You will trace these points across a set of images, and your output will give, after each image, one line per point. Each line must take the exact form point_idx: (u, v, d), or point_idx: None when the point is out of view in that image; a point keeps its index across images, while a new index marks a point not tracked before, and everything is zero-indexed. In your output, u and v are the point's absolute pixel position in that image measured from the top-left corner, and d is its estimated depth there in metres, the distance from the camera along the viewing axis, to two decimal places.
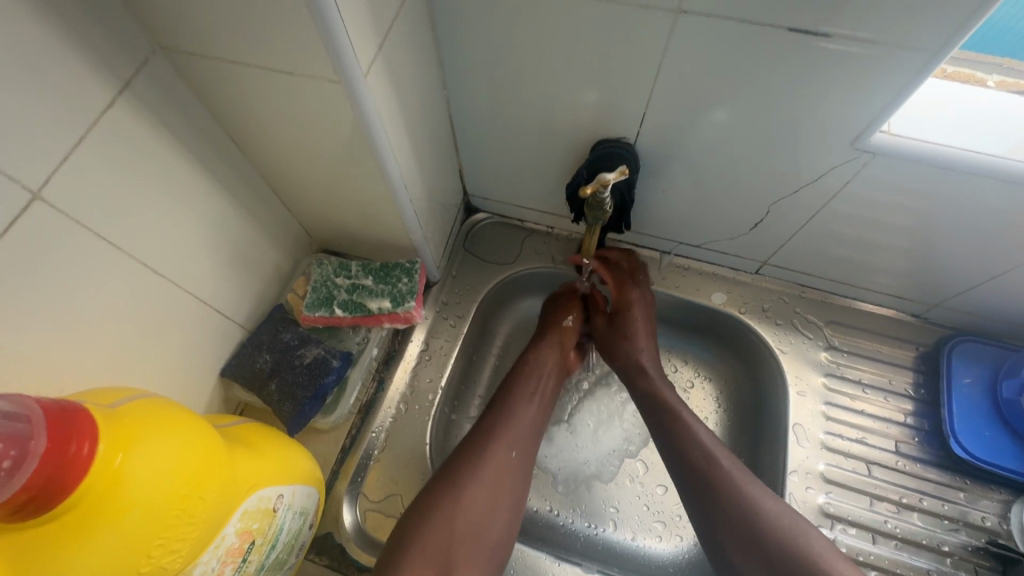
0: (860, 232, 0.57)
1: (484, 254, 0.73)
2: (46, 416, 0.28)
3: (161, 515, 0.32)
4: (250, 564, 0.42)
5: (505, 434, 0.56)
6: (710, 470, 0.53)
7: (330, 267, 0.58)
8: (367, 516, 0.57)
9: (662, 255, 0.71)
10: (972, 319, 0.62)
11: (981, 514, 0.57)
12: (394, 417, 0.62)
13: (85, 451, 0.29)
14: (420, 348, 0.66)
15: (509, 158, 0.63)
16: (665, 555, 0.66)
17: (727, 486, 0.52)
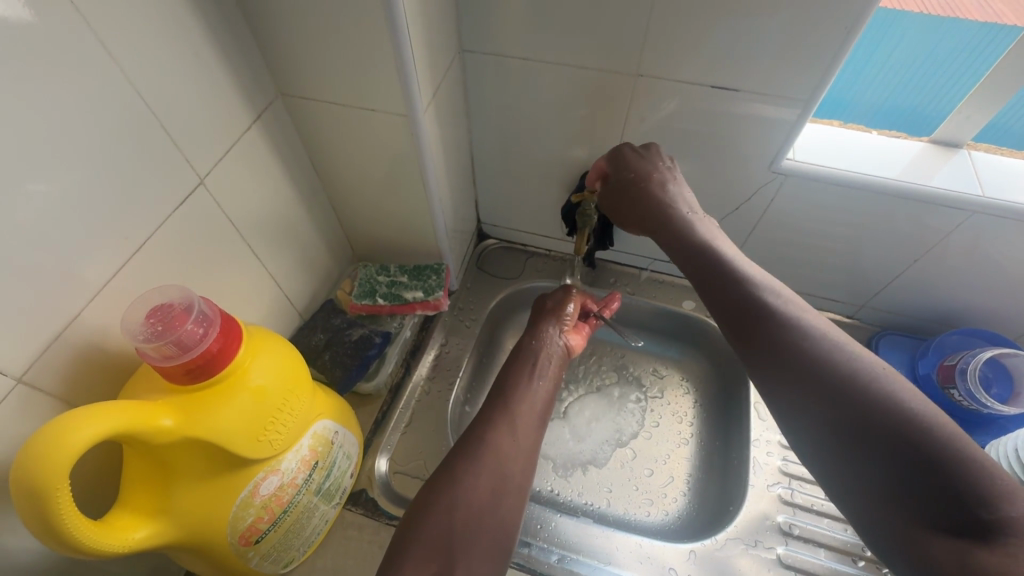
0: (792, 243, 0.72)
1: (493, 271, 0.88)
2: (221, 312, 0.41)
3: (276, 397, 0.44)
4: (313, 481, 0.52)
5: (500, 423, 0.58)
6: (794, 343, 0.43)
7: (373, 269, 0.73)
8: (394, 477, 0.67)
9: (641, 271, 0.87)
10: (894, 316, 0.77)
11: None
12: (418, 397, 0.74)
13: (213, 348, 0.39)
14: (441, 343, 0.79)
15: (516, 190, 0.80)
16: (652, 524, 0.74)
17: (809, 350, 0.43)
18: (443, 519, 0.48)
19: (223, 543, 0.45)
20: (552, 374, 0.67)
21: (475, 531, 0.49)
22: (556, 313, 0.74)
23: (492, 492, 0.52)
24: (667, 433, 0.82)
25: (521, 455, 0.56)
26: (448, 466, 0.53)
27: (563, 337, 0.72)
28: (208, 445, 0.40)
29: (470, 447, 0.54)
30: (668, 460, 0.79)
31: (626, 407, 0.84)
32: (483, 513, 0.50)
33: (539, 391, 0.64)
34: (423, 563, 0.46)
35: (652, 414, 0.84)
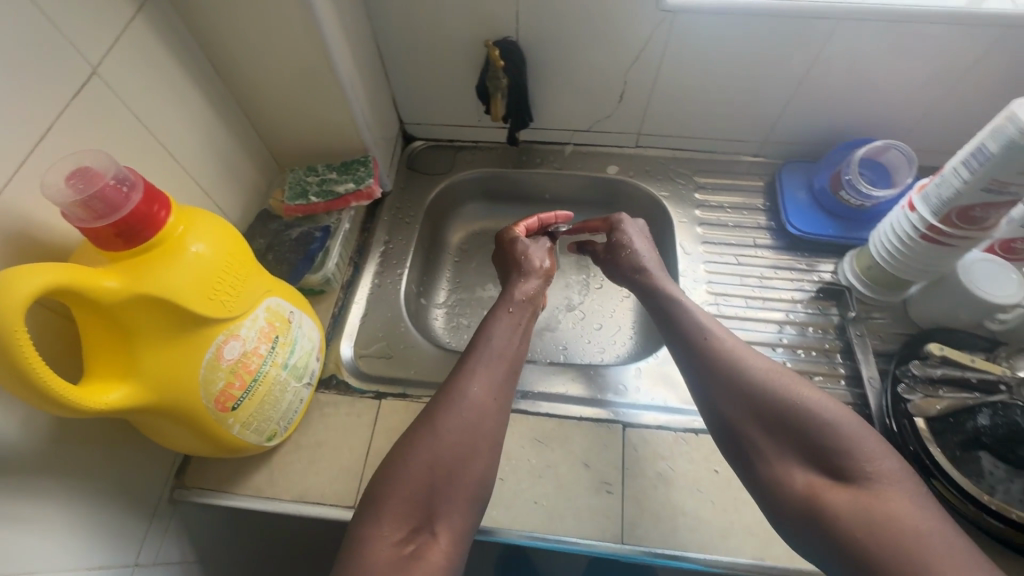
0: (694, 88, 0.77)
1: (425, 170, 0.90)
2: (144, 177, 0.42)
3: (220, 262, 0.46)
4: (277, 355, 0.56)
5: (471, 374, 0.59)
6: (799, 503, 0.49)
7: (301, 172, 0.73)
8: (361, 361, 0.71)
9: (565, 146, 0.90)
10: (794, 146, 0.84)
11: (815, 275, 0.77)
12: (371, 291, 0.77)
13: (141, 209, 0.40)
14: (385, 241, 0.82)
15: (430, 80, 0.81)
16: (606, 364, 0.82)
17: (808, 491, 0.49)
18: (411, 480, 0.52)
19: (196, 408, 0.48)
20: (523, 330, 0.66)
21: (445, 490, 0.52)
22: (530, 253, 0.74)
23: (459, 455, 0.54)
24: (610, 291, 0.89)
25: (493, 399, 0.58)
26: (416, 434, 0.55)
27: (529, 280, 0.71)
28: (161, 305, 0.42)
29: (442, 408, 0.56)
30: (614, 313, 0.87)
31: (571, 276, 0.91)
32: (452, 472, 0.53)
33: (501, 342, 0.63)
34: (396, 519, 0.50)
35: (595, 277, 0.90)
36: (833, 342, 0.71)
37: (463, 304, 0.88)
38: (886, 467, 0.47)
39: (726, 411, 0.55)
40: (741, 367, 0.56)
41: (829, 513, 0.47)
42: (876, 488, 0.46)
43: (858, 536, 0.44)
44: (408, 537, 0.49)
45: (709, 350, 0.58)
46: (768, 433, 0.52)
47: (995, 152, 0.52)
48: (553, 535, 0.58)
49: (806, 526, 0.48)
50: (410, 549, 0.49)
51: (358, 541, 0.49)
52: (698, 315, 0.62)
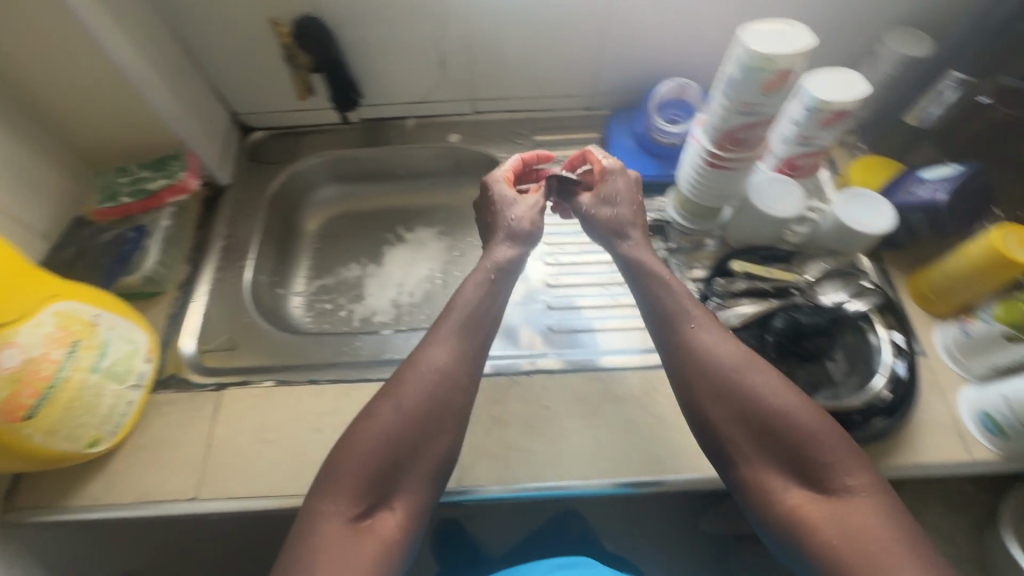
0: (507, 48, 0.79)
1: (266, 159, 0.89)
2: None
3: None
4: (81, 358, 0.54)
5: (431, 349, 0.57)
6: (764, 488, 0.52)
7: (114, 175, 0.73)
8: (204, 356, 0.70)
9: (406, 120, 0.91)
10: (619, 95, 0.88)
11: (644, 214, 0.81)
12: (213, 286, 0.76)
13: None
14: (226, 235, 0.80)
15: (247, 67, 0.79)
16: None
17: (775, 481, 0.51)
18: (361, 459, 0.51)
19: None
20: (500, 297, 0.62)
21: (402, 471, 0.52)
22: (513, 211, 0.67)
23: (431, 426, 0.54)
24: (470, 257, 0.92)
25: (456, 382, 0.56)
26: (371, 414, 0.53)
27: (501, 244, 0.65)
28: None
29: (400, 391, 0.55)
30: None
31: (431, 247, 0.94)
32: (414, 451, 0.53)
33: (466, 301, 0.60)
34: (342, 496, 0.50)
35: (456, 245, 0.93)
36: None
37: (325, 289, 0.89)
38: (829, 434, 0.51)
39: (692, 393, 0.56)
40: (710, 349, 0.56)
41: (775, 471, 0.51)
42: (829, 463, 0.50)
43: (804, 491, 0.50)
44: (354, 516, 0.50)
45: (678, 334, 0.58)
46: (731, 411, 0.54)
47: (736, 76, 0.56)
48: None
49: (762, 509, 0.52)
50: (364, 524, 0.50)
51: (303, 520, 0.49)
52: (666, 289, 0.60)
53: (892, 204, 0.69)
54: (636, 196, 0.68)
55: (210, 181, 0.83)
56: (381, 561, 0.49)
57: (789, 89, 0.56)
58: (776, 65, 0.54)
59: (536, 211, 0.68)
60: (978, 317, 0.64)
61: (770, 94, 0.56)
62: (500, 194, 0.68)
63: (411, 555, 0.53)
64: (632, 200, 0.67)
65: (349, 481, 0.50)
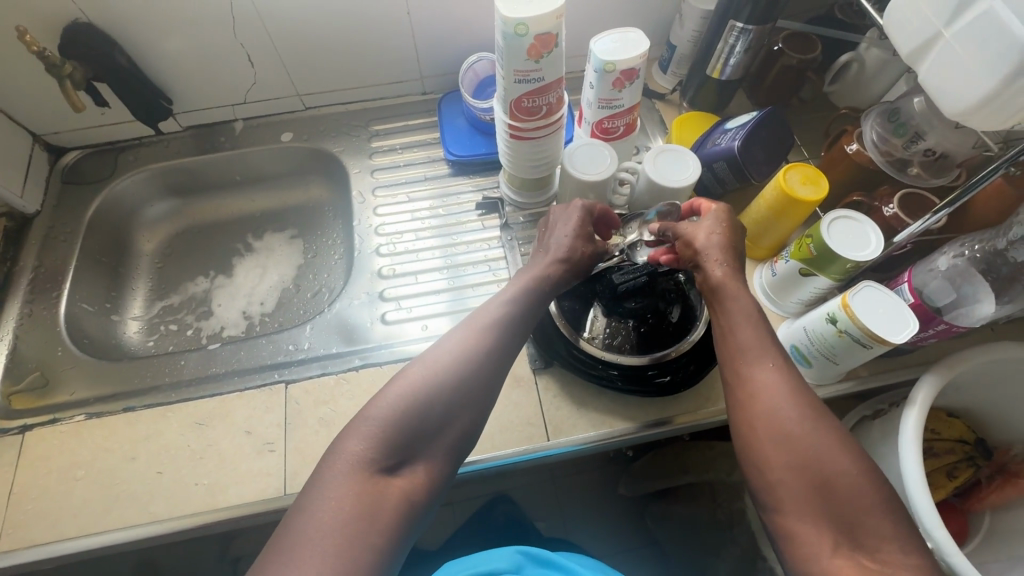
0: (315, 39, 0.77)
1: (81, 180, 0.83)
2: None
3: None
4: None
5: (502, 297, 0.58)
6: (778, 472, 0.45)
7: None
8: (10, 398, 0.65)
9: (234, 124, 0.87)
10: (449, 77, 0.87)
11: (480, 193, 0.81)
12: (20, 322, 0.71)
13: None
14: (34, 267, 0.75)
15: (32, 85, 0.74)
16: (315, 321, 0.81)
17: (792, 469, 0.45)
18: (402, 413, 0.48)
19: None
20: (545, 299, 0.59)
21: (434, 435, 0.49)
22: (563, 236, 0.63)
23: (470, 403, 0.51)
24: (322, 257, 0.88)
25: (499, 369, 0.53)
26: (426, 382, 0.50)
27: (549, 264, 0.61)
28: None
29: (456, 363, 0.51)
30: (328, 277, 0.86)
31: (282, 251, 0.90)
32: (439, 424, 0.49)
33: (528, 290, 0.58)
34: (363, 438, 0.47)
35: (307, 246, 0.89)
36: (496, 252, 0.76)
37: (168, 311, 0.84)
38: (873, 486, 0.43)
39: (746, 410, 0.49)
40: (767, 383, 0.48)
41: (802, 503, 0.44)
42: (852, 467, 0.44)
43: (829, 530, 0.43)
44: (367, 473, 0.45)
45: (743, 367, 0.50)
46: (771, 444, 0.46)
47: (502, 44, 0.56)
48: (217, 509, 0.57)
49: (771, 499, 0.45)
50: (376, 471, 0.46)
51: (329, 456, 0.47)
52: (731, 308, 0.53)
53: (698, 156, 0.71)
54: (735, 235, 0.58)
55: (13, 211, 0.78)
56: (396, 525, 0.44)
57: (556, 53, 0.57)
58: (532, 30, 0.53)
59: (583, 242, 0.63)
60: (781, 257, 0.66)
61: (539, 59, 0.56)
62: (576, 217, 0.63)
63: (422, 526, 0.48)
64: (732, 245, 0.57)
65: (375, 436, 0.47)
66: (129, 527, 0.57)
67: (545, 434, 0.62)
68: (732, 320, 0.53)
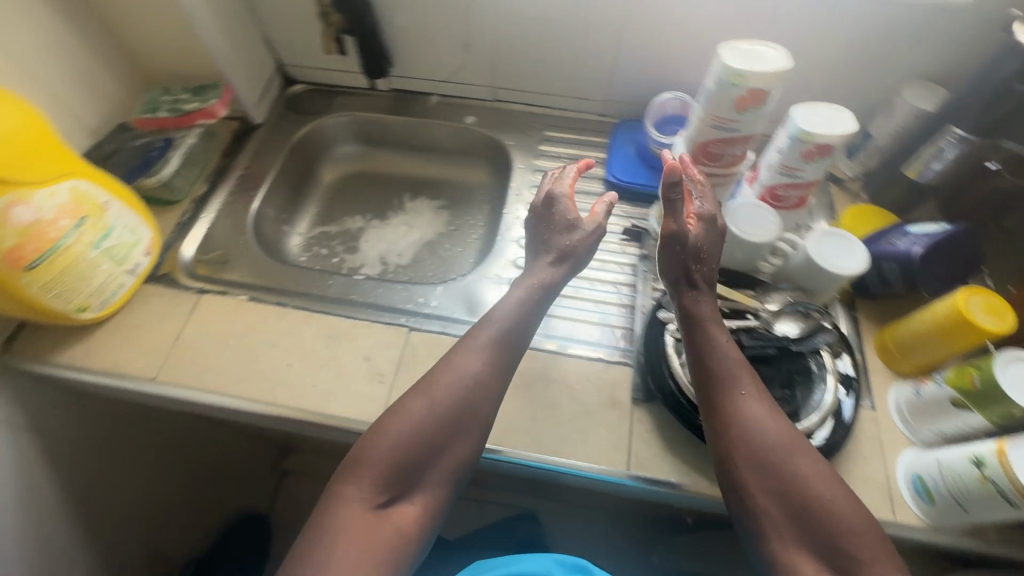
0: (528, 43, 0.84)
1: (299, 109, 0.97)
2: None
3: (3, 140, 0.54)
4: (86, 233, 0.63)
5: (513, 292, 0.63)
6: (759, 503, 0.50)
7: (158, 93, 0.83)
8: (198, 264, 0.78)
9: (431, 97, 0.97)
10: (630, 107, 0.91)
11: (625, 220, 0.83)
12: (222, 207, 0.84)
13: None
14: (245, 167, 0.89)
15: (296, 23, 0.88)
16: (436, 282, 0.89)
17: (771, 497, 0.50)
18: (395, 456, 0.53)
19: None
20: (543, 300, 0.63)
21: (426, 464, 0.54)
22: (514, 301, 0.62)
23: (445, 442, 0.54)
24: (461, 232, 0.96)
25: (487, 370, 0.57)
26: (403, 426, 0.54)
27: (548, 265, 0.65)
28: None
29: (438, 390, 0.56)
30: (461, 250, 0.93)
31: (430, 216, 0.98)
32: (433, 457, 0.54)
33: (513, 300, 0.62)
34: (360, 480, 0.52)
35: (452, 218, 0.98)
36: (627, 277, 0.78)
37: (325, 236, 0.95)
38: (851, 508, 0.48)
39: (727, 443, 0.53)
40: (749, 416, 0.53)
41: (786, 531, 0.49)
42: (832, 496, 0.48)
43: (815, 558, 0.47)
44: (368, 507, 0.51)
45: (729, 397, 0.54)
46: (756, 472, 0.51)
47: (712, 89, 0.58)
48: (323, 414, 0.64)
49: (753, 524, 0.50)
50: (378, 507, 0.51)
51: (330, 494, 0.53)
52: (706, 341, 0.58)
53: (867, 250, 0.68)
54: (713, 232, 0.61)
55: (244, 118, 0.92)
56: (394, 555, 0.50)
57: (762, 109, 0.58)
58: (748, 82, 0.55)
59: (566, 236, 0.66)
60: (932, 378, 0.61)
61: (742, 112, 0.58)
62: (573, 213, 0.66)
63: (430, 544, 0.55)
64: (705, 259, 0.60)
65: (371, 475, 0.52)
66: (254, 400, 0.65)
67: (625, 463, 0.62)
68: (716, 356, 0.57)
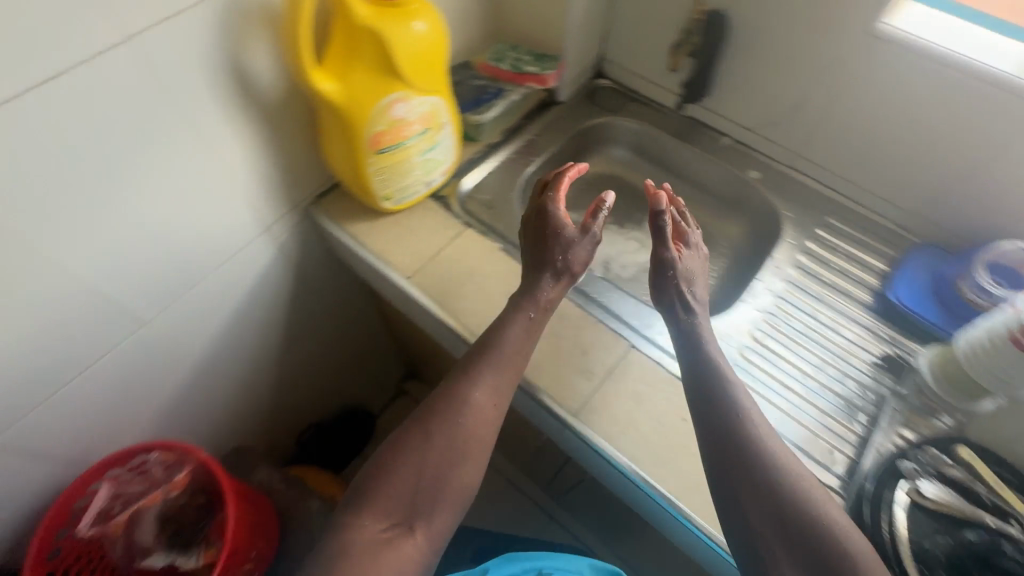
0: (866, 126, 0.79)
1: (596, 101, 1.02)
2: None
3: (415, 54, 0.64)
4: (421, 141, 0.74)
5: (519, 316, 0.67)
6: None
7: (506, 47, 0.92)
8: (469, 200, 0.86)
9: (723, 137, 0.96)
10: (941, 231, 0.81)
11: (772, 296, 0.80)
12: (505, 160, 0.92)
13: None
14: (534, 134, 0.96)
15: (640, 28, 0.92)
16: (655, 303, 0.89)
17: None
18: (403, 482, 0.59)
19: (359, 132, 0.68)
20: (539, 324, 0.68)
21: (437, 492, 0.59)
22: (526, 330, 0.67)
23: (406, 470, 0.59)
24: None
25: (495, 394, 0.63)
26: (417, 458, 0.60)
27: (550, 284, 0.69)
28: (374, 46, 0.62)
29: (444, 416, 0.62)
30: None
31: None
32: (440, 484, 0.59)
33: (514, 338, 0.66)
34: (376, 510, 0.58)
35: None
36: (866, 404, 0.70)
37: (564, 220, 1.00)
38: None
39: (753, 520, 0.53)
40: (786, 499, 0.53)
41: None
42: None
43: None
44: (387, 534, 0.57)
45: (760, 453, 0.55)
46: (761, 498, 0.53)
47: None
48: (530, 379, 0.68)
49: None
50: (392, 537, 0.57)
51: (343, 520, 0.59)
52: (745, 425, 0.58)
53: None
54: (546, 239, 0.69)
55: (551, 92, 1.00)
56: None
57: None
58: None
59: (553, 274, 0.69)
60: None
61: None
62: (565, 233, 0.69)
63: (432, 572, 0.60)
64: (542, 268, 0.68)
65: (383, 502, 0.58)
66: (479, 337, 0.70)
67: None
68: (733, 386, 0.60)
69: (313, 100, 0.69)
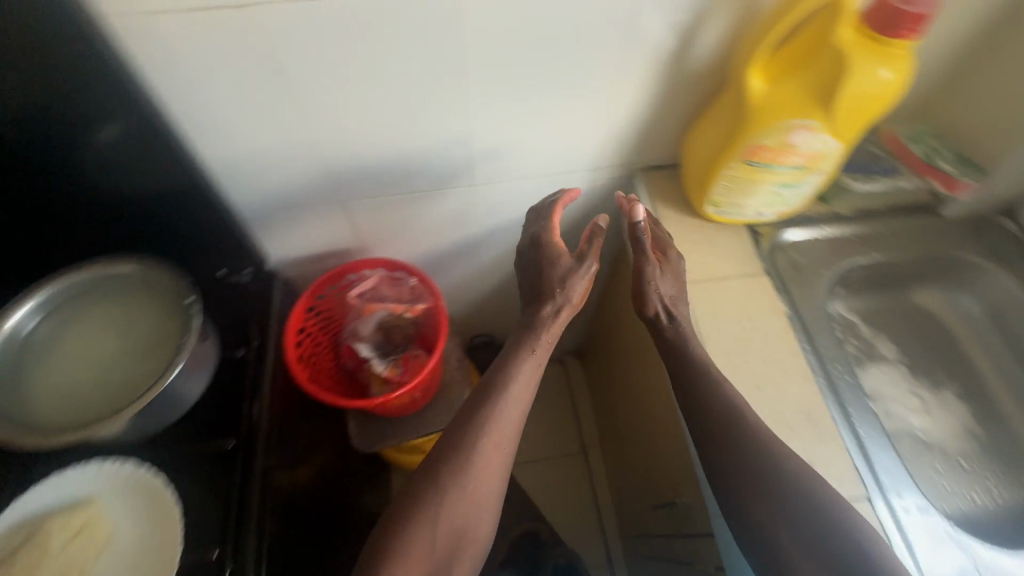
0: None
1: (986, 237, 0.84)
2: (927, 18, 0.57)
3: (863, 93, 0.60)
4: (789, 173, 0.71)
5: (523, 359, 0.70)
6: None
7: (926, 130, 0.83)
8: (780, 251, 0.81)
9: None
10: None
11: None
12: (843, 235, 0.83)
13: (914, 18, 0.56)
14: (891, 229, 0.84)
15: None
16: (915, 472, 0.76)
17: None
18: (428, 532, 0.63)
19: (751, 135, 0.66)
20: (539, 347, 0.71)
21: (461, 537, 0.65)
22: (528, 380, 0.69)
23: (425, 517, 0.63)
24: (972, 477, 0.77)
25: (512, 429, 0.68)
26: (438, 507, 0.63)
27: (550, 313, 0.72)
28: (835, 68, 0.59)
29: (454, 467, 0.64)
30: (958, 487, 0.76)
31: (958, 430, 0.80)
32: (462, 532, 0.64)
33: (517, 385, 0.68)
34: (413, 556, 0.62)
35: (979, 459, 0.78)
36: None
37: (856, 328, 0.86)
38: None
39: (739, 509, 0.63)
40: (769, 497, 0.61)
41: None
42: None
43: None
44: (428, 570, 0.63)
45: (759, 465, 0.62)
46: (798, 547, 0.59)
47: None
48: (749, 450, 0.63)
49: None
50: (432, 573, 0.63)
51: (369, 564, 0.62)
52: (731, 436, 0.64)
53: None
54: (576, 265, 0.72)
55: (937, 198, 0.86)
56: None
57: None
58: None
59: (550, 301, 0.71)
60: None
61: None
62: (576, 264, 0.73)
63: None
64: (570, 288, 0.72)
65: (416, 547, 0.62)
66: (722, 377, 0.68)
67: None
68: (708, 416, 0.65)
69: (729, 88, 0.70)
